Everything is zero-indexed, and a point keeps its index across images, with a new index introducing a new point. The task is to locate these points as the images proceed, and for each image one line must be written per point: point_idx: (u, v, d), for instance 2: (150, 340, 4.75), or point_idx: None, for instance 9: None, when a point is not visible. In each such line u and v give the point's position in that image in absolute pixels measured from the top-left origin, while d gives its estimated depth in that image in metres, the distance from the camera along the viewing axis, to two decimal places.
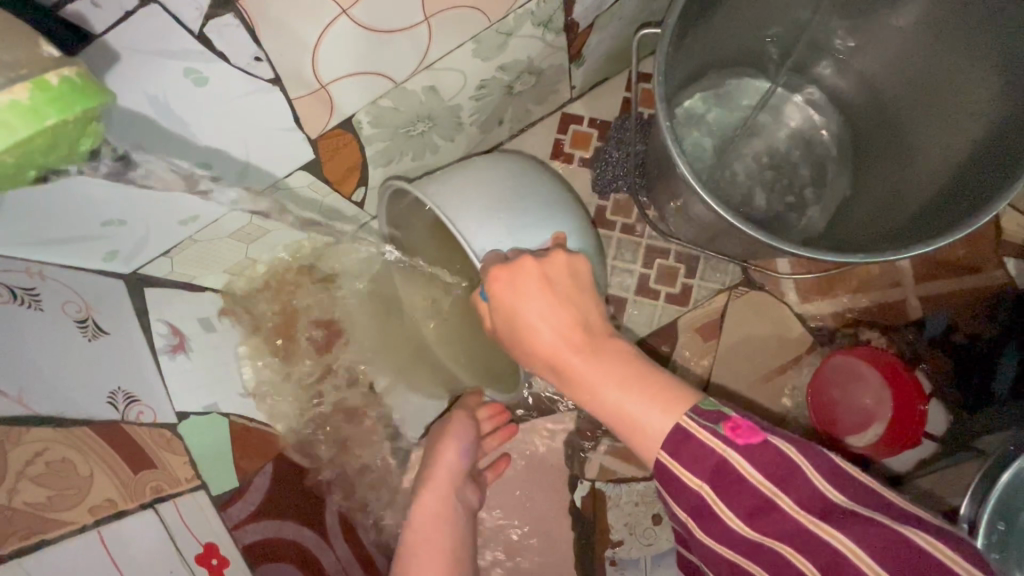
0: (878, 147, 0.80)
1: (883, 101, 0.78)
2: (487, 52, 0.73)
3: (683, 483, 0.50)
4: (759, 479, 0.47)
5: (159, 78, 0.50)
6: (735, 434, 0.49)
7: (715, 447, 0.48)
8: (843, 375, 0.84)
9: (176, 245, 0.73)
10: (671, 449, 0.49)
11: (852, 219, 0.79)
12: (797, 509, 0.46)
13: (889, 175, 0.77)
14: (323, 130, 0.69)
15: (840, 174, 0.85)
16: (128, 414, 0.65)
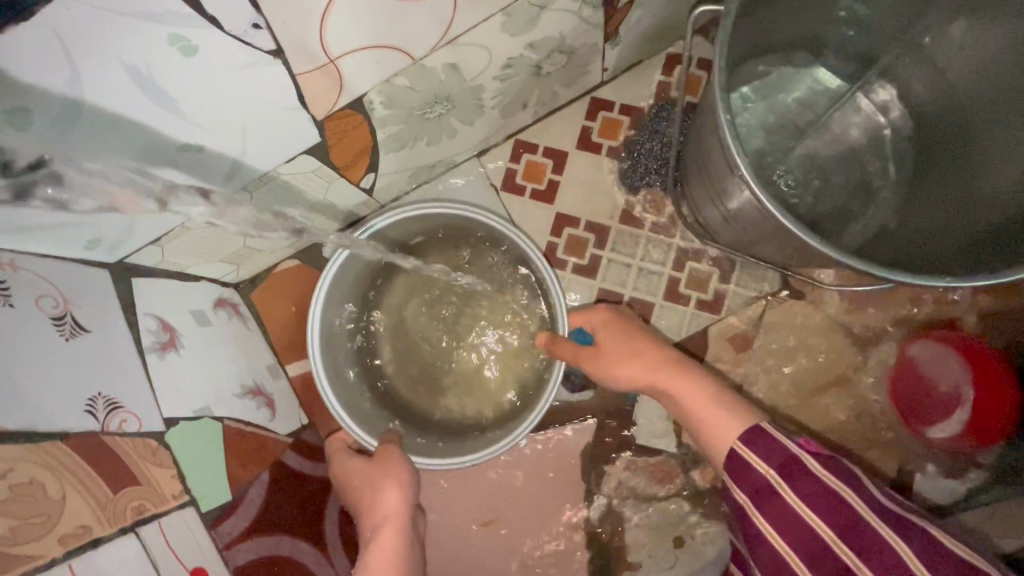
0: (943, 155, 0.72)
1: (954, 102, 0.69)
2: (517, 27, 0.65)
3: (751, 467, 0.56)
4: (828, 476, 0.53)
5: (139, 45, 0.42)
6: (806, 444, 0.56)
7: (790, 446, 0.55)
8: (927, 360, 0.80)
9: (166, 232, 0.67)
10: (745, 439, 0.58)
11: (908, 232, 0.71)
12: (855, 503, 0.51)
13: (954, 187, 0.69)
14: (331, 110, 0.61)
15: (897, 182, 0.77)
16: (110, 423, 0.58)
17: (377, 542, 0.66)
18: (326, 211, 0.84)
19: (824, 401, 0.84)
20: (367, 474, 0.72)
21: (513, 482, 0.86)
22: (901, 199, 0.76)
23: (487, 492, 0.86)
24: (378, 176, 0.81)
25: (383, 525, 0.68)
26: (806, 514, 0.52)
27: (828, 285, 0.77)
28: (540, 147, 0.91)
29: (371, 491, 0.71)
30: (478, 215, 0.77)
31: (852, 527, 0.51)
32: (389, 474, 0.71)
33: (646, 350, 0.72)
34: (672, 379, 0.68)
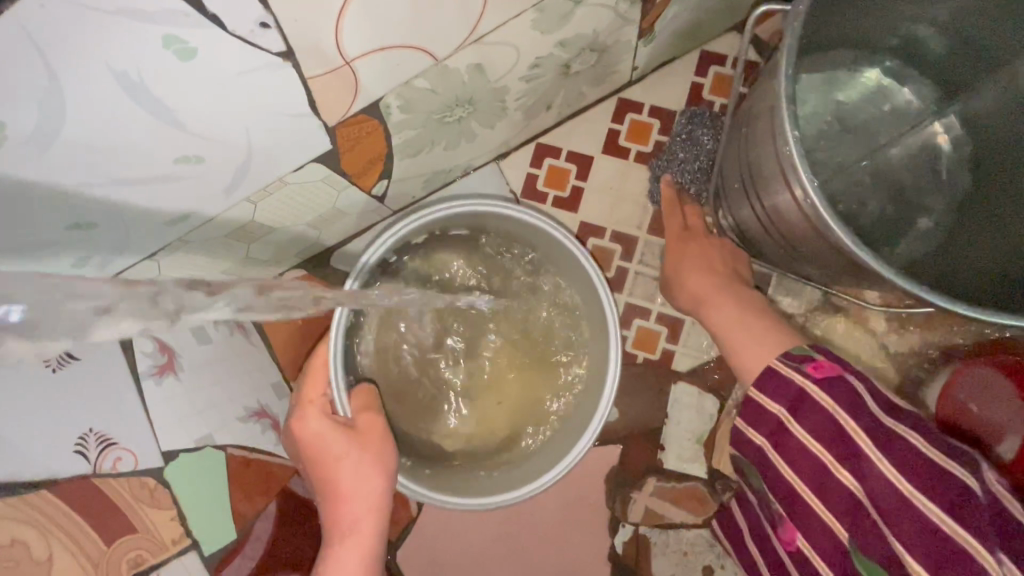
0: (1006, 177, 0.65)
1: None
2: (549, 23, 0.59)
3: (765, 410, 0.57)
4: (836, 407, 0.52)
5: (129, 50, 0.36)
6: (818, 371, 0.55)
7: (796, 381, 0.55)
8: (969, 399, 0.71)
9: (163, 246, 0.62)
10: (759, 383, 0.59)
11: (967, 259, 0.66)
12: (855, 431, 0.50)
13: (1015, 214, 0.63)
14: (344, 116, 0.56)
15: (950, 200, 0.71)
16: (103, 462, 0.54)
17: (350, 539, 0.58)
18: (336, 220, 0.79)
19: None
20: (351, 454, 0.59)
21: (533, 507, 0.81)
22: (954, 220, 0.70)
23: (505, 516, 0.82)
24: (390, 183, 0.76)
25: (348, 532, 0.58)
26: (812, 444, 0.53)
27: (875, 305, 0.72)
28: (563, 151, 0.85)
29: (351, 476, 0.59)
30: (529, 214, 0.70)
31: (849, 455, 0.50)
32: (369, 467, 0.59)
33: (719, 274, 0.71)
34: (726, 310, 0.67)
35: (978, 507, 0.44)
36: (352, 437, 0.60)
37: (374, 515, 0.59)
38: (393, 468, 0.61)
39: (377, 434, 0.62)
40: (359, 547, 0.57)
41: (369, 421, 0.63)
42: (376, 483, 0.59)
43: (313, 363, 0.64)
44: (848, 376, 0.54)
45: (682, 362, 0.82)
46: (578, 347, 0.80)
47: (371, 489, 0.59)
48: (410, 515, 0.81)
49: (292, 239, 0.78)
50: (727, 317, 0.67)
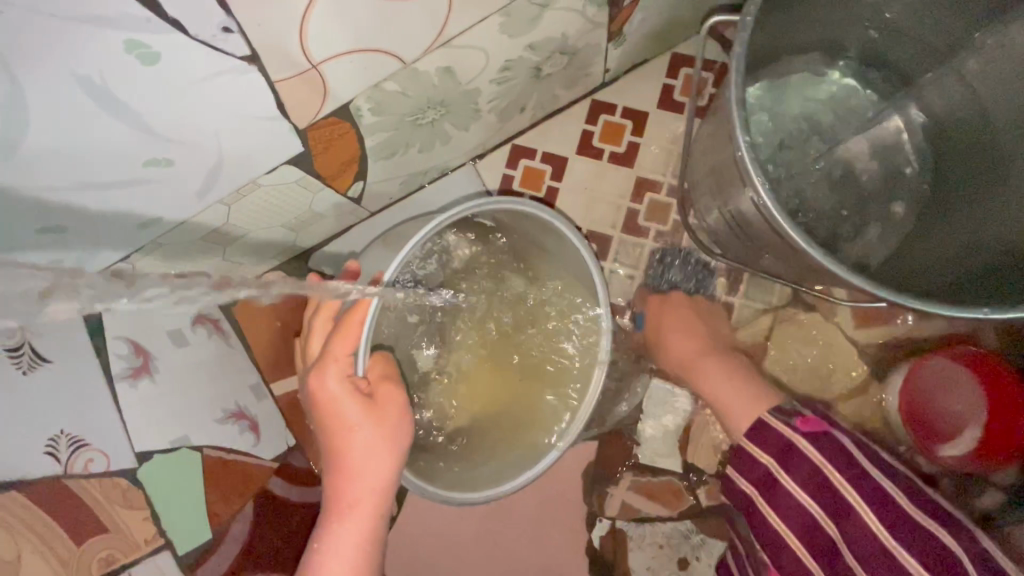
0: (961, 176, 0.68)
1: (984, 122, 0.65)
2: (516, 27, 0.60)
3: (754, 458, 0.63)
4: (822, 460, 0.58)
5: (90, 53, 0.37)
6: (806, 424, 0.61)
7: (786, 433, 0.61)
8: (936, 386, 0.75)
9: (135, 249, 0.62)
10: (750, 434, 0.64)
11: (921, 256, 0.68)
12: (842, 483, 0.56)
13: (968, 214, 0.65)
14: (314, 119, 0.56)
15: (909, 201, 0.73)
16: (74, 464, 0.53)
17: (352, 516, 0.56)
18: (312, 222, 0.79)
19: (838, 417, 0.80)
20: (362, 426, 0.57)
21: (512, 504, 0.82)
22: (913, 220, 0.72)
23: (484, 513, 0.82)
24: (366, 184, 0.76)
25: (354, 505, 0.56)
26: (800, 494, 0.58)
27: (841, 301, 0.74)
28: (539, 153, 0.86)
29: (359, 448, 0.57)
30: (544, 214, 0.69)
31: (822, 488, 0.57)
32: (383, 440, 0.58)
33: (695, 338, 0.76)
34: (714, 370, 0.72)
35: (949, 561, 0.50)
36: (369, 406, 0.58)
37: (382, 491, 0.58)
38: (404, 442, 0.60)
39: (393, 404, 0.60)
40: (365, 523, 0.57)
41: (385, 389, 0.61)
42: (388, 457, 0.58)
43: (348, 320, 0.59)
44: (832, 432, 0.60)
45: (657, 359, 0.83)
46: (573, 342, 0.81)
47: (380, 467, 0.57)
48: (392, 513, 0.82)
49: (268, 241, 0.78)
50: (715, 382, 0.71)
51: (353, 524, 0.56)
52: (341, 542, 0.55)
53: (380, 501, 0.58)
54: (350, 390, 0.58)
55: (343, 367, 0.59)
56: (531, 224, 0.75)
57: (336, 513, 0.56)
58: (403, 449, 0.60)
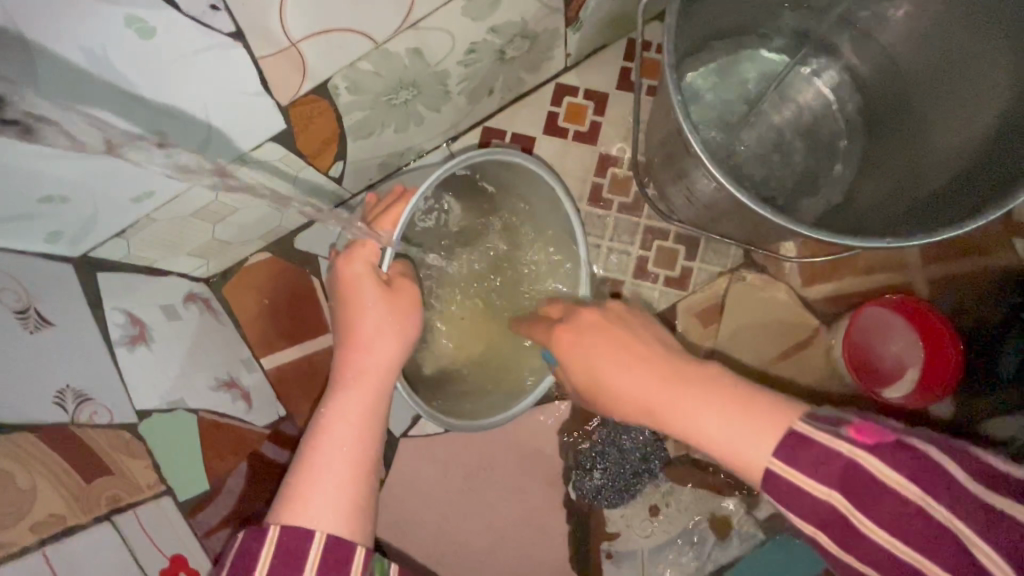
0: (891, 128, 0.75)
1: (902, 79, 0.73)
2: (477, 10, 0.66)
3: (807, 495, 0.44)
4: (904, 485, 0.42)
5: (95, 28, 0.43)
6: (861, 434, 0.44)
7: (841, 448, 0.43)
8: (872, 331, 0.83)
9: (130, 223, 0.67)
10: (782, 454, 0.46)
11: (863, 202, 0.75)
12: (948, 522, 0.41)
13: (902, 158, 0.73)
14: (294, 97, 0.62)
15: (846, 161, 0.80)
16: (80, 415, 0.57)
17: (357, 383, 0.60)
18: (296, 202, 0.84)
19: (791, 368, 0.86)
20: (377, 303, 0.64)
21: (493, 462, 0.88)
22: (852, 176, 0.79)
23: (467, 472, 0.88)
24: (346, 165, 0.82)
25: (362, 373, 0.60)
26: (876, 534, 0.42)
27: (787, 258, 0.81)
28: (508, 134, 0.92)
29: (372, 324, 0.63)
30: (531, 164, 0.76)
31: (827, 529, 0.44)
32: (393, 322, 0.64)
33: (642, 362, 0.57)
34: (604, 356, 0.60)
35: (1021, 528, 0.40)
36: (384, 292, 0.65)
37: (388, 367, 0.62)
38: (411, 330, 0.65)
39: (407, 298, 0.66)
40: (371, 390, 0.60)
41: (403, 282, 0.68)
42: (394, 337, 0.63)
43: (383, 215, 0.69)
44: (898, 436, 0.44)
45: None
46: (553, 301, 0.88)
47: (386, 348, 0.63)
48: (380, 476, 0.87)
49: (254, 221, 0.83)
50: (707, 414, 0.50)
51: (359, 389, 0.60)
52: (347, 402, 0.58)
53: (385, 376, 0.62)
54: (372, 279, 0.65)
55: (366, 257, 0.65)
56: (518, 180, 0.82)
57: (345, 379, 0.60)
58: (409, 335, 0.65)
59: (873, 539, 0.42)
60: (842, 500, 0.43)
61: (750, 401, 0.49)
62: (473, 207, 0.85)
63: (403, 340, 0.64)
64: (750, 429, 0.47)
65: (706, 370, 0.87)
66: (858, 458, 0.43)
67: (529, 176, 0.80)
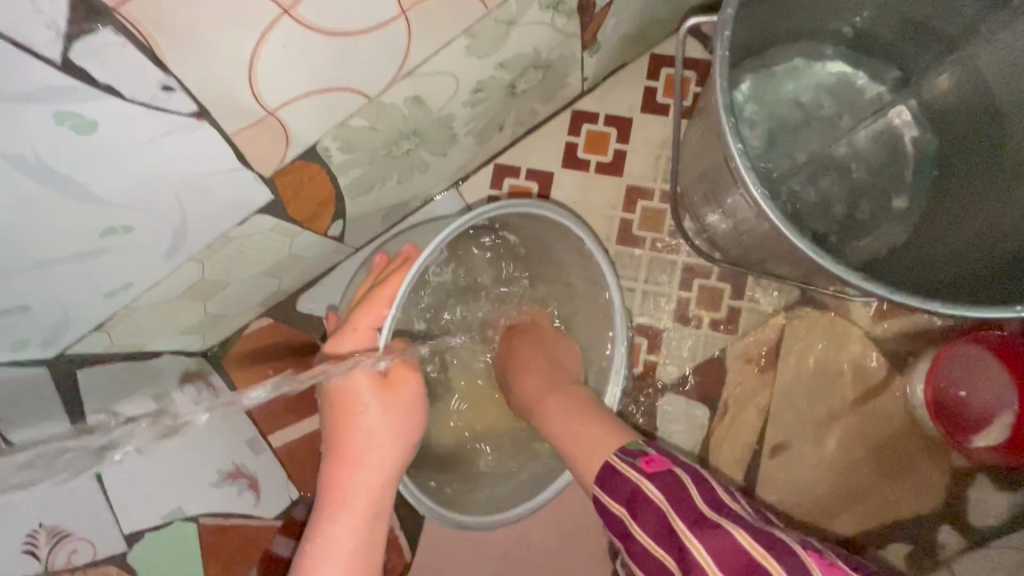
0: (964, 161, 0.65)
1: (988, 104, 0.61)
2: (484, 48, 0.57)
3: (648, 556, 0.47)
4: (686, 523, 0.45)
5: (19, 130, 0.35)
6: (648, 465, 0.50)
7: (631, 479, 0.49)
8: (965, 371, 0.71)
9: (107, 317, 0.59)
10: (604, 485, 0.50)
11: (927, 249, 0.65)
12: (761, 555, 0.42)
13: (975, 199, 0.62)
14: (279, 166, 0.53)
15: (913, 193, 0.70)
16: (56, 559, 0.51)
17: (350, 501, 0.54)
18: (293, 265, 0.76)
19: (864, 417, 0.75)
20: (371, 403, 0.57)
21: (531, 538, 0.79)
22: (919, 212, 0.69)
23: (502, 551, 0.79)
24: (346, 223, 0.73)
25: (354, 496, 0.54)
26: (660, 556, 0.46)
27: (853, 298, 0.70)
28: (523, 170, 0.83)
29: (365, 430, 0.56)
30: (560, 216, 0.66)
31: (626, 539, 0.49)
32: (392, 430, 0.57)
33: (544, 369, 0.69)
34: (529, 374, 0.69)
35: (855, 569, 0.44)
36: (385, 391, 0.58)
37: (383, 480, 0.56)
38: (413, 433, 0.59)
39: (406, 389, 0.59)
40: (365, 514, 0.54)
41: (407, 376, 0.60)
42: (392, 447, 0.57)
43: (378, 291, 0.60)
44: (675, 468, 0.50)
45: (667, 374, 0.78)
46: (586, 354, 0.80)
47: (382, 453, 0.56)
48: (404, 562, 0.77)
49: (248, 291, 0.74)
50: (552, 414, 0.62)
51: (350, 516, 0.54)
52: (336, 532, 0.53)
53: (380, 494, 0.56)
54: (375, 385, 0.58)
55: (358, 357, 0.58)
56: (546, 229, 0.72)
57: (333, 504, 0.54)
58: (409, 439, 0.59)
59: (642, 544, 0.47)
60: (626, 512, 0.49)
61: (598, 422, 0.57)
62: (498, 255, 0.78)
63: (401, 449, 0.58)
64: (584, 438, 0.56)
65: (766, 423, 0.76)
66: (641, 484, 0.48)
67: (555, 228, 0.71)
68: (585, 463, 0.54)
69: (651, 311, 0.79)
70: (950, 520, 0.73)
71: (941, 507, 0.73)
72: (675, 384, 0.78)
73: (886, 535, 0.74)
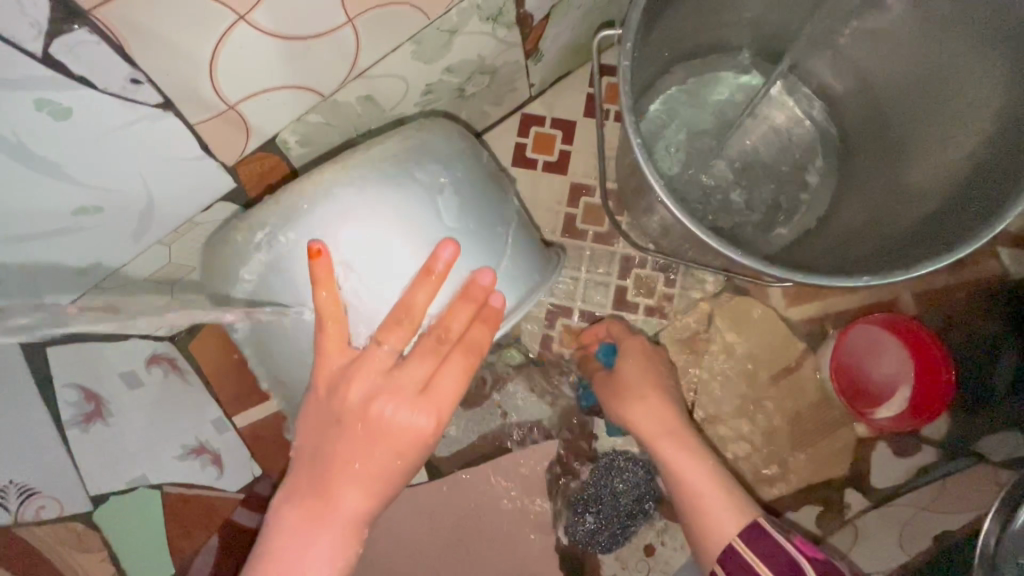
0: (865, 156, 0.74)
1: (880, 104, 0.71)
2: (429, 53, 0.63)
3: None
4: None
5: (4, 114, 0.40)
6: (806, 548, 0.59)
7: (787, 548, 0.58)
8: (868, 346, 0.81)
9: (78, 296, 0.64)
10: (747, 536, 0.60)
11: (832, 231, 0.73)
12: None
13: (877, 188, 0.70)
14: (241, 156, 0.58)
15: (820, 187, 0.78)
16: (26, 511, 0.56)
17: (365, 471, 0.55)
18: None
19: (782, 393, 0.83)
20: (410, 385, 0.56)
21: (478, 510, 0.84)
22: (824, 202, 0.77)
23: (453, 522, 0.84)
24: None
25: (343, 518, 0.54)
26: None
27: (770, 283, 0.77)
28: None
29: (402, 410, 0.55)
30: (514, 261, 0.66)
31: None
32: (403, 434, 0.55)
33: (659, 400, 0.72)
34: (656, 407, 0.71)
35: None
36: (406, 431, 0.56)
37: (402, 459, 0.56)
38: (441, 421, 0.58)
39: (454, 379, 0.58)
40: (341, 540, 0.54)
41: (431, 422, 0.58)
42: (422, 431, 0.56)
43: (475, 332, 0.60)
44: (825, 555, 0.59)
45: None
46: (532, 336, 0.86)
47: (410, 432, 0.56)
48: None
49: None
50: (688, 464, 0.66)
51: (362, 485, 0.55)
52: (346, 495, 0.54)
53: (394, 470, 0.56)
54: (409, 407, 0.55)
55: (393, 394, 0.55)
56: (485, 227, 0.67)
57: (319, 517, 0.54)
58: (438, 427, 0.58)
59: None
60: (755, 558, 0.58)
61: (738, 508, 0.63)
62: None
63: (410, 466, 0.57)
64: (716, 497, 0.64)
65: (694, 399, 0.84)
66: (798, 559, 0.57)
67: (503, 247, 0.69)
68: (730, 526, 0.61)
69: (592, 297, 0.87)
70: (857, 482, 0.81)
71: (844, 471, 0.81)
72: None
73: (801, 499, 0.82)
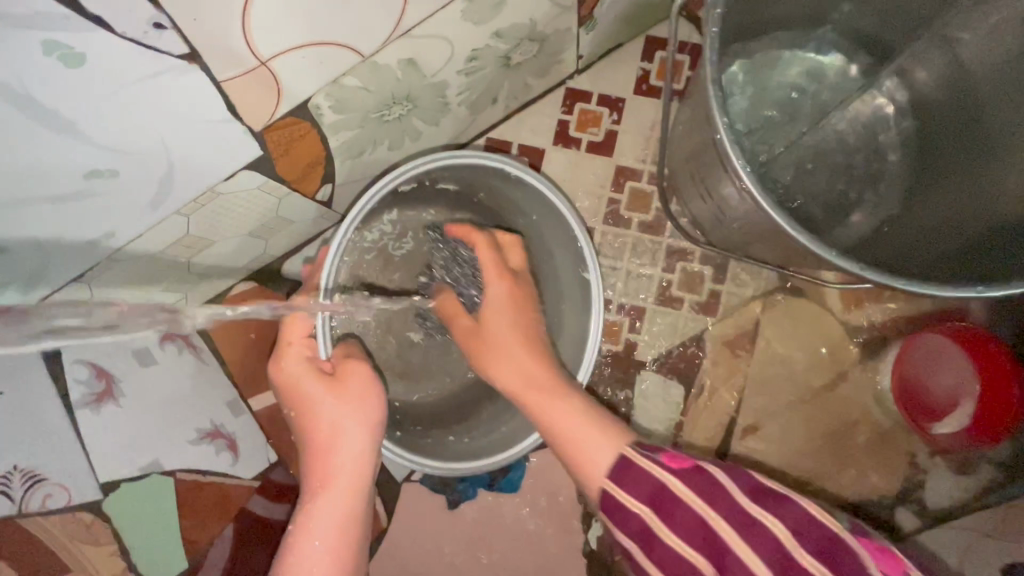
0: (947, 152, 0.66)
1: (970, 93, 0.63)
2: (480, 13, 0.57)
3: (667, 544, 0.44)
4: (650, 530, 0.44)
5: (6, 57, 0.34)
6: (673, 463, 0.47)
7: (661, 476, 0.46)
8: (930, 354, 0.74)
9: (91, 267, 0.58)
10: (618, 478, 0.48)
11: (904, 235, 0.67)
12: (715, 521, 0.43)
13: (961, 190, 0.62)
14: (270, 121, 0.53)
15: (891, 186, 0.72)
16: (30, 501, 0.52)
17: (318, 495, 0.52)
18: (280, 228, 0.76)
19: (833, 402, 0.78)
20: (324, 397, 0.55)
21: (504, 509, 0.80)
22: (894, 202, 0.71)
23: (475, 520, 0.80)
24: (335, 186, 0.73)
25: (340, 473, 0.53)
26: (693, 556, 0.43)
27: (827, 283, 0.71)
28: (514, 146, 0.84)
29: (323, 422, 0.54)
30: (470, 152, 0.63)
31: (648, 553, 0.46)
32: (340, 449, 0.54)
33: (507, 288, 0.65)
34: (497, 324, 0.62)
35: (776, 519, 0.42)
36: (333, 383, 0.56)
37: (348, 470, 0.53)
38: (374, 413, 0.56)
39: (357, 374, 0.57)
40: (349, 492, 0.53)
41: (352, 365, 0.58)
42: (355, 432, 0.54)
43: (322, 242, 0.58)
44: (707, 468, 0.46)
45: (646, 352, 0.80)
46: None
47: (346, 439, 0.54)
48: (381, 526, 0.78)
49: (233, 251, 0.74)
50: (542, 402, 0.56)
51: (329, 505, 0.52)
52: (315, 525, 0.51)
53: (348, 485, 0.53)
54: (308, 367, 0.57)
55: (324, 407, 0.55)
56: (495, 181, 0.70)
57: (313, 484, 0.53)
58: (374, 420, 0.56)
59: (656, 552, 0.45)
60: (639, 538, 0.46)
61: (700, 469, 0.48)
62: (463, 219, 0.79)
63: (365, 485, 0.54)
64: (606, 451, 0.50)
65: (738, 404, 0.79)
66: (667, 485, 0.45)
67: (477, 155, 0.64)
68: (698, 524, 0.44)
69: (634, 290, 0.81)
70: (908, 501, 0.76)
71: (894, 487, 0.76)
72: (654, 362, 0.79)
73: (846, 514, 0.77)
